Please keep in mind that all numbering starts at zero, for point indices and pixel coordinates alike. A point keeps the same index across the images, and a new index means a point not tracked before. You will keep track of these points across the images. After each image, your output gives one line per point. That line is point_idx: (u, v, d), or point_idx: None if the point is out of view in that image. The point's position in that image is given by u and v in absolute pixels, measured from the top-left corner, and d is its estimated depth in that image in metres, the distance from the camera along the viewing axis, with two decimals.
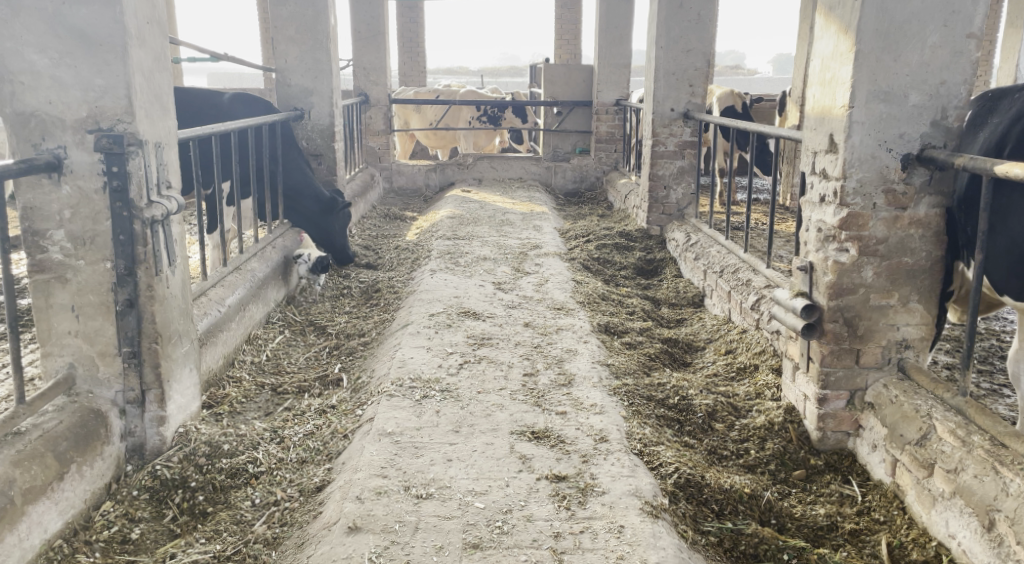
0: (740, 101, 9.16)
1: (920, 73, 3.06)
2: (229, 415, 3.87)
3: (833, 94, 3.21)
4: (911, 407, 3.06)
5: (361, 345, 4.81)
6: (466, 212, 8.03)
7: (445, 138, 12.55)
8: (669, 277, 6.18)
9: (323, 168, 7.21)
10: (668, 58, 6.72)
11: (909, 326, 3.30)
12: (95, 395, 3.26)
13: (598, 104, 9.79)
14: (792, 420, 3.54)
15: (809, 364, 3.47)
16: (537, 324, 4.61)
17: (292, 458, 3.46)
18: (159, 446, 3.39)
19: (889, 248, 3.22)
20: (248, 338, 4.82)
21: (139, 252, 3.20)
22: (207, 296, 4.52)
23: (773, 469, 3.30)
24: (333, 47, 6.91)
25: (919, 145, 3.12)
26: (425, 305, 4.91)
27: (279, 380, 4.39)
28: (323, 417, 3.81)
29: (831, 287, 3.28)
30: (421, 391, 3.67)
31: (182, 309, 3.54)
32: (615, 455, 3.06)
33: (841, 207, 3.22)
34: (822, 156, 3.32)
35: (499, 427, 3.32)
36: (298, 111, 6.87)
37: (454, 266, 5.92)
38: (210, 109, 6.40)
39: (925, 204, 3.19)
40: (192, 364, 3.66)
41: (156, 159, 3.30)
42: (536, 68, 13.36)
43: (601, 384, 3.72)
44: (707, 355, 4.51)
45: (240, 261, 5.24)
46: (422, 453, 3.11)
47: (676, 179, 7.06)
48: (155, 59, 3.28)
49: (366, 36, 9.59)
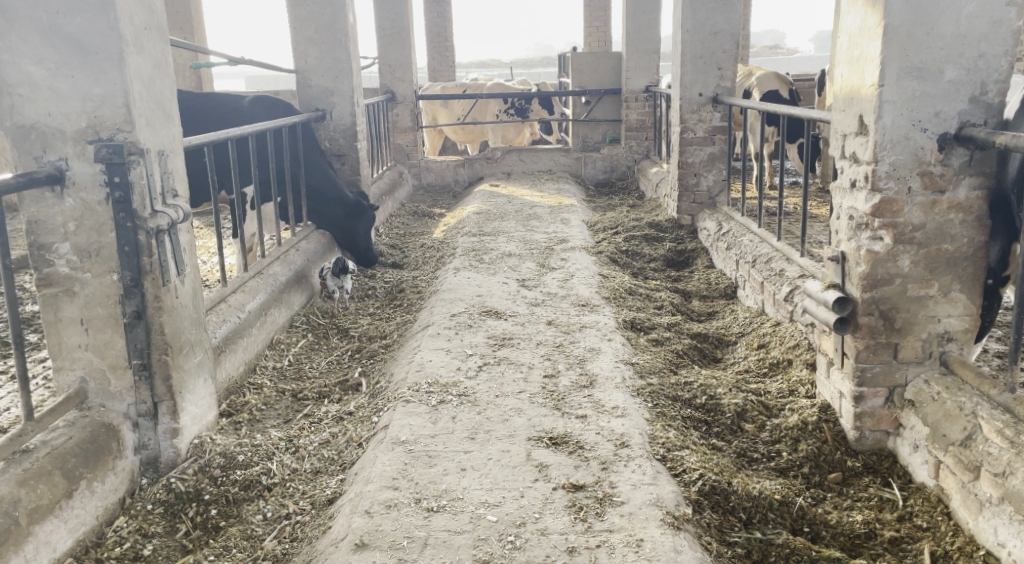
0: (786, 89, 8.89)
1: (956, 46, 2.84)
2: (247, 423, 3.78)
3: (862, 72, 3.01)
4: (954, 405, 2.87)
5: (383, 348, 4.70)
6: (493, 207, 7.90)
7: (474, 133, 12.45)
8: (701, 269, 5.99)
9: (347, 168, 7.12)
10: (695, 41, 6.51)
11: (951, 318, 3.09)
12: (108, 408, 3.16)
13: (627, 92, 9.58)
14: (828, 420, 3.35)
15: (843, 360, 3.27)
16: (560, 322, 4.45)
17: (307, 469, 3.33)
18: (174, 458, 3.28)
19: (926, 235, 3.02)
20: (270, 343, 4.73)
21: (145, 263, 3.09)
22: (226, 303, 4.45)
23: (807, 472, 3.11)
24: (353, 45, 6.81)
25: (957, 124, 2.91)
26: (446, 305, 4.79)
27: (300, 386, 4.29)
28: (340, 424, 3.67)
29: (865, 278, 3.09)
30: (438, 395, 3.54)
31: (195, 318, 3.44)
32: (636, 461, 2.91)
33: (873, 192, 3.03)
34: (852, 139, 3.12)
35: (517, 432, 3.18)
36: (319, 112, 6.79)
37: (479, 263, 5.79)
38: (230, 113, 6.35)
39: (965, 186, 2.97)
40: (207, 373, 3.55)
41: (160, 168, 3.20)
42: (565, 57, 13.15)
43: (624, 385, 3.57)
44: (739, 351, 4.33)
45: (261, 266, 5.17)
46: (435, 462, 2.99)
47: (707, 166, 6.85)
48: (155, 65, 3.17)
49: (391, 33, 9.51)
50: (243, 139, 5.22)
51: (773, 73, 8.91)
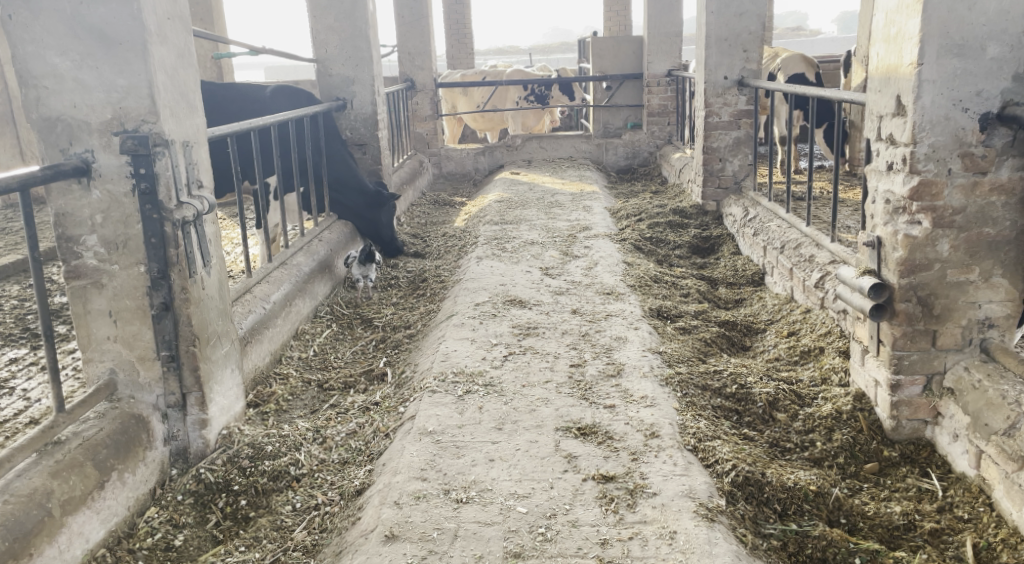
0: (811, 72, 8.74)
1: (1000, 22, 2.74)
2: (274, 414, 3.75)
3: (900, 51, 2.92)
4: (996, 393, 2.78)
5: (407, 338, 4.65)
6: (515, 195, 7.83)
7: (493, 120, 12.43)
8: (727, 255, 5.90)
9: (368, 157, 7.07)
10: (719, 24, 6.39)
11: (992, 304, 3.00)
12: (137, 400, 3.14)
13: (649, 76, 9.46)
14: (863, 409, 3.27)
15: (879, 347, 3.19)
16: (586, 310, 4.40)
17: (334, 459, 3.28)
18: (203, 449, 3.25)
19: (966, 218, 2.93)
20: (295, 334, 4.70)
21: (171, 254, 3.06)
22: (250, 293, 4.42)
23: (842, 462, 3.04)
24: (372, 33, 6.75)
25: (1000, 103, 2.81)
26: (470, 294, 4.75)
27: (325, 375, 4.26)
28: (366, 415, 3.62)
29: (903, 263, 3.01)
30: (464, 385, 3.50)
31: (221, 309, 3.40)
32: (667, 452, 2.85)
33: (911, 175, 2.94)
34: (890, 120, 3.04)
35: (545, 422, 3.13)
36: (340, 101, 6.75)
37: (501, 252, 5.73)
38: (252, 103, 6.32)
39: (1008, 167, 2.88)
40: (234, 364, 3.51)
41: (185, 159, 3.16)
42: (585, 42, 13.01)
43: (652, 373, 3.51)
44: (768, 338, 4.25)
45: (284, 256, 5.14)
46: (463, 453, 2.95)
47: (731, 151, 6.75)
48: (178, 55, 3.13)
49: (410, 21, 9.43)
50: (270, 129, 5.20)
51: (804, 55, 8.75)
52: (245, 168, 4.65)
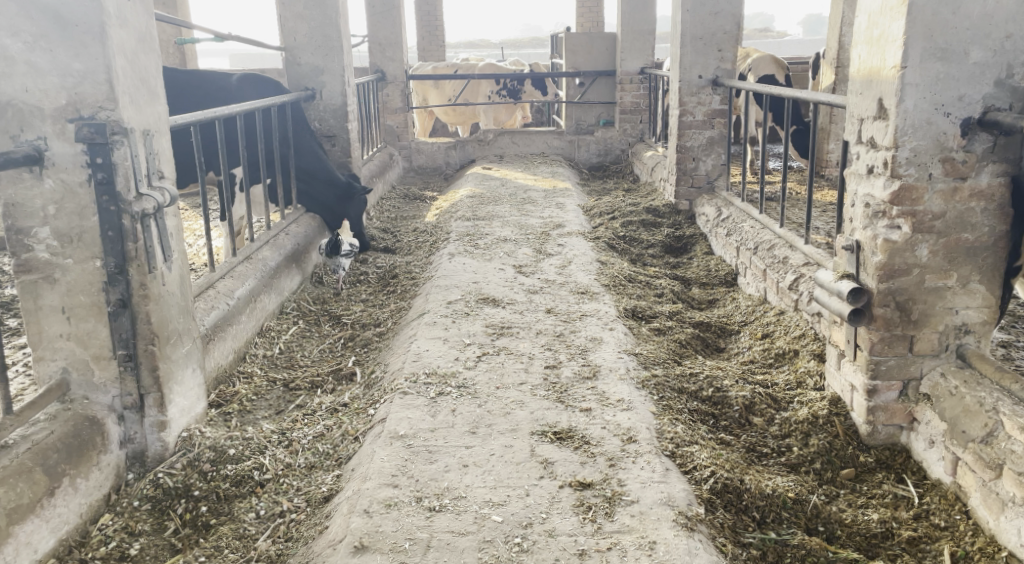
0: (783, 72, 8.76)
1: (983, 27, 2.73)
2: (237, 415, 3.65)
3: (882, 53, 2.89)
4: (974, 400, 2.76)
5: (376, 337, 4.56)
6: (487, 191, 7.75)
7: (465, 115, 12.42)
8: (700, 255, 5.88)
9: (337, 150, 6.94)
10: (695, 22, 6.36)
11: (969, 310, 2.99)
12: (91, 401, 3.01)
13: (622, 74, 9.43)
14: (838, 413, 3.24)
15: (856, 352, 3.17)
16: (560, 310, 4.34)
17: (300, 464, 3.18)
18: (161, 452, 3.13)
19: (946, 224, 2.91)
20: (260, 331, 4.59)
21: (129, 248, 2.94)
22: (214, 289, 4.29)
23: (818, 468, 3.01)
24: (343, 23, 6.63)
25: (981, 108, 2.80)
26: (442, 292, 4.66)
27: (291, 374, 4.16)
28: (334, 416, 3.53)
29: (882, 268, 2.98)
30: (436, 387, 3.42)
31: (182, 305, 3.28)
32: (645, 458, 2.80)
33: (892, 179, 2.92)
34: (871, 123, 3.01)
35: (520, 426, 3.07)
36: (309, 91, 6.61)
37: (474, 249, 5.65)
38: (217, 92, 6.17)
39: (988, 173, 2.86)
40: (195, 363, 3.40)
41: (145, 148, 3.04)
42: (558, 38, 12.97)
43: (628, 376, 3.46)
44: (743, 340, 4.23)
45: (250, 250, 5.02)
46: (435, 458, 2.87)
47: (705, 151, 6.73)
48: (139, 38, 3.00)
49: (380, 11, 9.33)
50: (236, 119, 5.08)
51: (774, 57, 8.79)
52: (220, 156, 4.64)
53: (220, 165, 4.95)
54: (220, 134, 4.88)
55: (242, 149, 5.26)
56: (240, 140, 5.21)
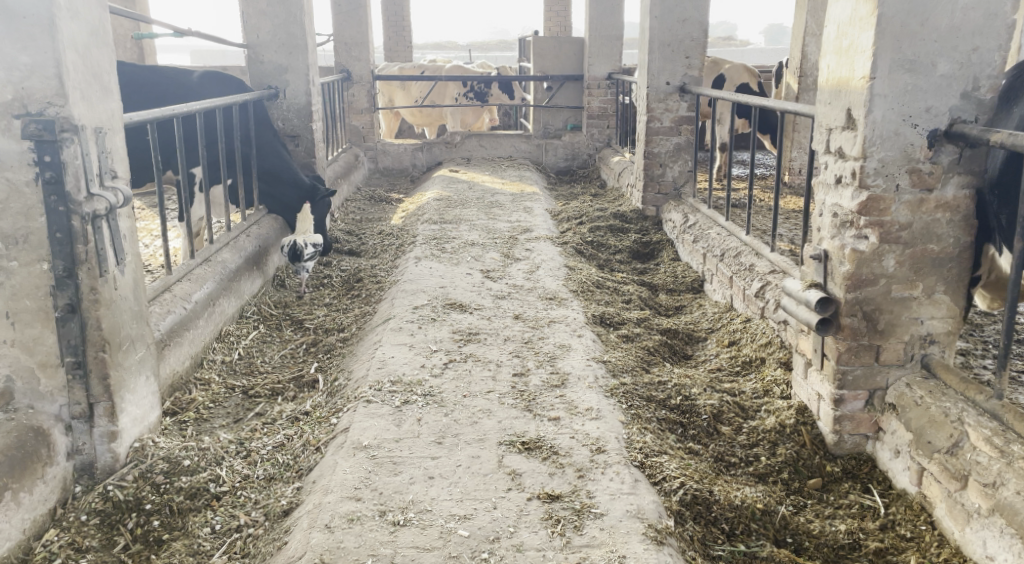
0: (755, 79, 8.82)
1: (950, 39, 2.74)
2: (194, 423, 3.56)
3: (851, 64, 2.90)
4: (938, 410, 2.76)
5: (340, 342, 4.48)
6: (454, 194, 7.70)
7: (431, 116, 12.31)
8: (666, 261, 5.89)
9: (301, 150, 6.83)
10: (663, 28, 6.37)
11: (934, 320, 3.00)
12: (37, 410, 2.92)
13: (589, 78, 9.44)
14: (805, 422, 3.24)
15: (823, 361, 3.17)
16: (528, 316, 4.31)
17: (259, 475, 3.11)
18: (111, 464, 3.03)
19: (912, 235, 2.92)
20: (219, 335, 4.49)
21: (79, 251, 2.84)
22: (171, 293, 4.19)
23: (786, 478, 3.00)
24: (308, 22, 6.54)
25: (948, 120, 2.81)
26: (408, 297, 4.60)
27: (251, 382, 4.07)
28: (295, 426, 3.45)
29: (849, 278, 2.99)
30: (402, 395, 3.36)
31: (136, 311, 3.19)
32: (614, 468, 2.77)
33: (860, 190, 2.92)
34: (839, 133, 3.02)
35: (487, 437, 3.02)
36: (272, 90, 6.51)
37: (441, 253, 5.59)
38: (177, 88, 6.05)
39: (954, 184, 2.88)
40: (149, 371, 3.30)
41: (98, 146, 2.94)
42: (526, 41, 12.95)
43: (597, 384, 3.42)
44: (710, 348, 4.23)
45: (210, 252, 4.91)
46: (400, 470, 2.82)
47: (672, 157, 6.74)
48: (91, 32, 2.90)
49: (346, 10, 9.22)
50: (196, 117, 4.97)
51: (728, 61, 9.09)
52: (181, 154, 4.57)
53: (178, 164, 4.84)
54: (179, 133, 4.76)
55: (202, 149, 5.15)
56: (200, 139, 5.12)
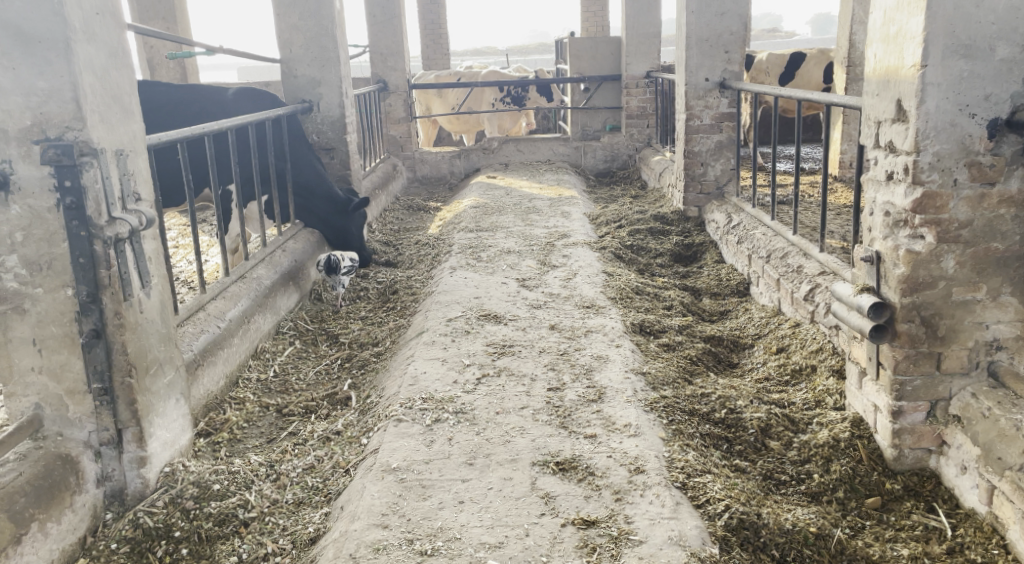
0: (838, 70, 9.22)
1: (1010, 20, 2.54)
2: (226, 444, 3.48)
3: (900, 52, 2.70)
4: (1010, 423, 2.55)
5: (374, 357, 4.38)
6: (491, 200, 7.58)
7: (469, 123, 12.30)
8: (710, 264, 5.68)
9: (336, 162, 6.77)
10: (701, 24, 6.19)
11: (1000, 324, 2.78)
12: (66, 437, 2.84)
13: (627, 78, 9.29)
14: (861, 436, 3.03)
15: (879, 370, 2.96)
16: (565, 326, 4.15)
17: (287, 500, 3.00)
18: (142, 490, 2.94)
19: (973, 233, 2.71)
20: (254, 353, 4.41)
21: (102, 276, 2.76)
22: (204, 311, 4.13)
23: (841, 497, 2.80)
24: (340, 34, 6.47)
25: (1009, 108, 2.61)
26: (442, 309, 4.48)
27: (285, 399, 3.98)
28: (326, 446, 3.34)
29: (905, 281, 2.78)
30: (433, 413, 3.23)
31: (163, 333, 3.10)
32: (654, 490, 2.61)
33: (914, 186, 2.72)
34: (889, 126, 2.83)
35: (520, 456, 2.88)
36: (306, 103, 6.45)
37: (476, 262, 5.47)
38: (212, 106, 6.02)
39: (1018, 177, 2.67)
40: (179, 393, 3.21)
41: (119, 169, 2.86)
42: (562, 44, 12.82)
43: (636, 398, 3.25)
44: (757, 355, 4.03)
45: (244, 268, 4.85)
46: (429, 494, 2.69)
47: (713, 155, 6.53)
48: (110, 53, 2.81)
49: (381, 21, 9.22)
50: (230, 135, 4.90)
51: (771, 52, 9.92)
52: (216, 172, 4.50)
53: (212, 181, 4.67)
54: (210, 149, 4.59)
55: (235, 164, 5.04)
56: (233, 155, 5.02)
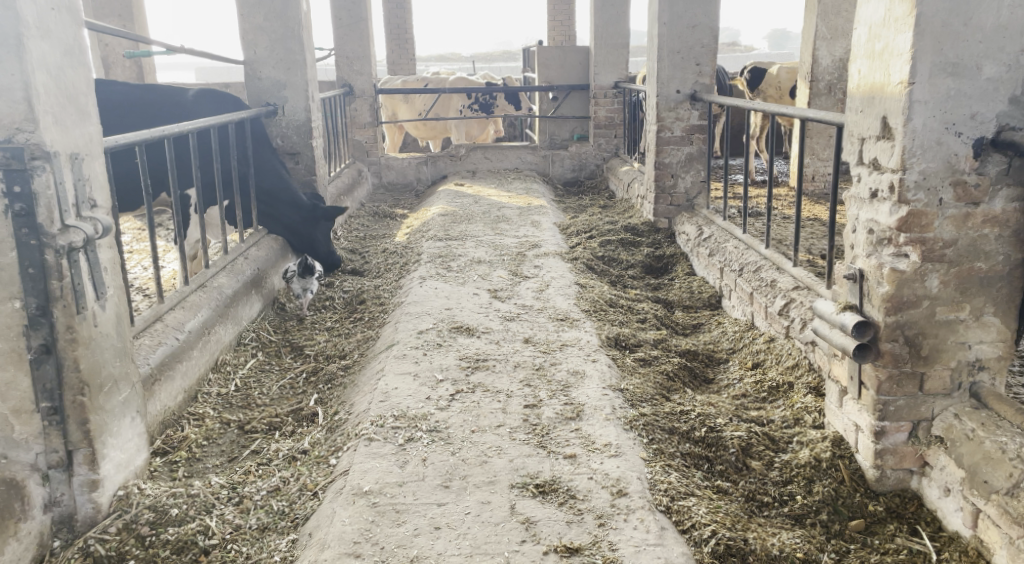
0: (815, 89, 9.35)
1: (996, 40, 2.52)
2: (185, 464, 3.34)
3: (886, 68, 2.67)
4: (994, 446, 2.52)
5: (341, 371, 4.25)
6: (459, 208, 7.48)
7: (435, 129, 12.19)
8: (681, 276, 5.64)
9: (301, 168, 6.63)
10: (672, 36, 6.16)
11: (982, 344, 2.76)
12: (12, 460, 2.70)
13: (595, 88, 9.26)
14: (843, 456, 2.99)
15: (861, 390, 2.93)
16: (539, 339, 4.07)
17: (251, 525, 2.84)
18: (93, 515, 2.79)
19: (957, 252, 2.69)
20: (215, 366, 4.26)
21: (53, 287, 2.62)
22: (162, 322, 3.97)
23: (825, 519, 2.75)
24: (306, 36, 6.34)
25: (995, 127, 2.58)
26: (412, 321, 4.37)
27: (247, 415, 3.83)
28: (292, 467, 3.20)
29: (889, 300, 2.75)
30: (406, 432, 3.13)
31: (119, 347, 2.94)
32: (638, 515, 2.54)
33: (899, 204, 2.69)
34: (873, 143, 2.80)
35: (497, 478, 2.79)
36: (271, 106, 6.29)
37: (446, 272, 5.36)
38: (172, 108, 5.83)
39: (1002, 198, 2.65)
40: (136, 410, 3.03)
41: (75, 174, 2.71)
42: (530, 52, 12.79)
43: (614, 416, 3.18)
44: (732, 370, 3.98)
45: (205, 277, 4.69)
46: (403, 519, 2.59)
47: (684, 167, 6.51)
48: (65, 52, 2.67)
49: (348, 23, 9.02)
50: (190, 137, 4.73)
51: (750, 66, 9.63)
52: (176, 177, 4.33)
53: (171, 185, 4.46)
54: (170, 154, 4.41)
55: (196, 168, 4.87)
56: (193, 158, 4.86)
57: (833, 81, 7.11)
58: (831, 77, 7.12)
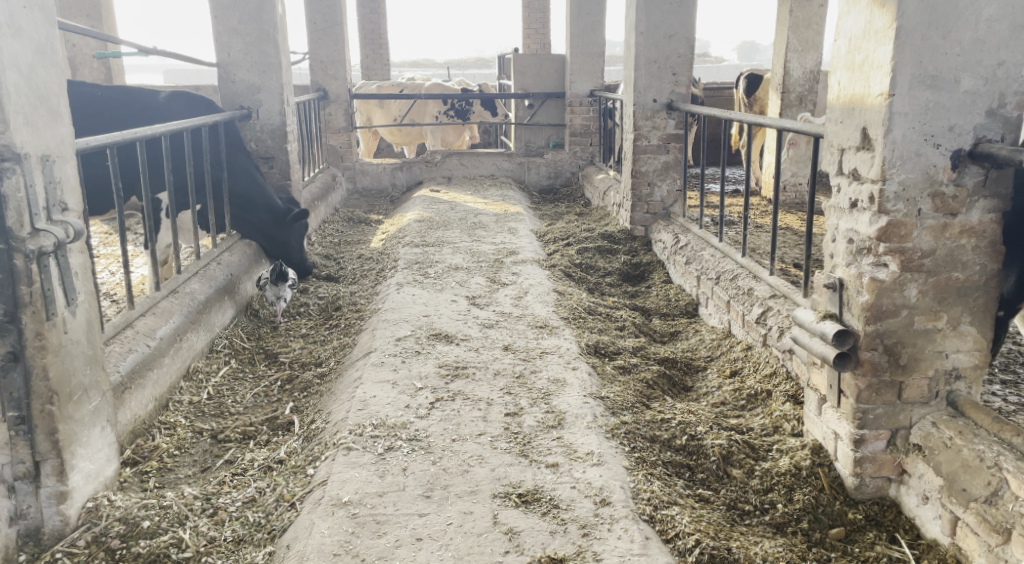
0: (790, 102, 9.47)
1: (974, 53, 2.55)
2: (156, 475, 3.28)
3: (866, 80, 2.70)
4: (972, 454, 2.55)
5: (317, 379, 4.20)
6: (435, 215, 7.45)
7: (411, 135, 12.20)
8: (658, 284, 5.66)
9: (275, 172, 6.56)
10: (649, 45, 6.19)
11: (959, 353, 2.79)
12: None
13: (571, 95, 9.28)
14: (822, 464, 3.01)
15: (840, 398, 2.95)
16: (519, 347, 4.06)
17: (226, 537, 2.78)
18: (60, 528, 2.72)
19: (936, 262, 2.72)
20: (187, 373, 4.20)
21: (23, 293, 2.57)
22: (133, 328, 3.91)
23: (806, 528, 2.77)
24: (281, 39, 6.29)
25: (972, 139, 2.62)
26: (390, 328, 4.34)
27: (220, 424, 3.77)
28: (268, 477, 3.15)
29: (869, 309, 2.77)
30: (386, 441, 3.10)
31: (89, 354, 2.88)
32: (621, 525, 2.54)
33: (879, 215, 2.72)
34: (853, 154, 2.82)
35: (479, 488, 2.77)
36: (245, 110, 6.23)
37: (423, 278, 5.34)
38: (144, 111, 5.75)
39: (979, 209, 2.68)
40: (105, 420, 2.97)
41: (45, 177, 2.65)
42: (505, 59, 12.81)
43: (596, 424, 3.18)
44: (711, 378, 3.99)
45: (176, 283, 4.62)
46: (384, 531, 2.56)
47: (660, 176, 6.54)
48: (37, 51, 2.62)
49: (322, 28, 8.98)
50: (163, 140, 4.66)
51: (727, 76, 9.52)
52: (148, 180, 4.25)
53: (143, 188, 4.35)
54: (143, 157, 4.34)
55: (168, 171, 4.79)
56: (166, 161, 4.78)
57: (804, 93, 7.21)
58: (802, 89, 7.21)
